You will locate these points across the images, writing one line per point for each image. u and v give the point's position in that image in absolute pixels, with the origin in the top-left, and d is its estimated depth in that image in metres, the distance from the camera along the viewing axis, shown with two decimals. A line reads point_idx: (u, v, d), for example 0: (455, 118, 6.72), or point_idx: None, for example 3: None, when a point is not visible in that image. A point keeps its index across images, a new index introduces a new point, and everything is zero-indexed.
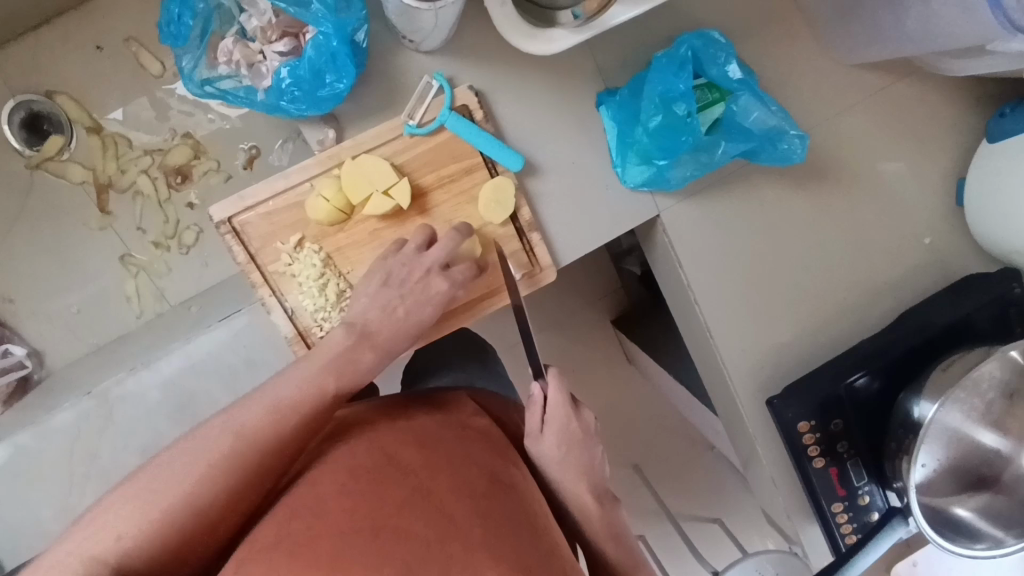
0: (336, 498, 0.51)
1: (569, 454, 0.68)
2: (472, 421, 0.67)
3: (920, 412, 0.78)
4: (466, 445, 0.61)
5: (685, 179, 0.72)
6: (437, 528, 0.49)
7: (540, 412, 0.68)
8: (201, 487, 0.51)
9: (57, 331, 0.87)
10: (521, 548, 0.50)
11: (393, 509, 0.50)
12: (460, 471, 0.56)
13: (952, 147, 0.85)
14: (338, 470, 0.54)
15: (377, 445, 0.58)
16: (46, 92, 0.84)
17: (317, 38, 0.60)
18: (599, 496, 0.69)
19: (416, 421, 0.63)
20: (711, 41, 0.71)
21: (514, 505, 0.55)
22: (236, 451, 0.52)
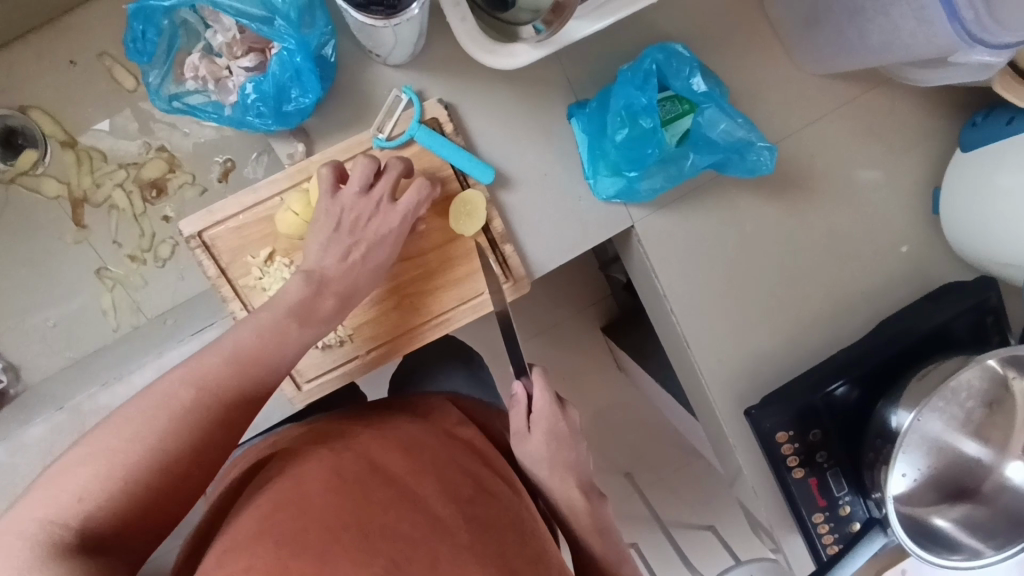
0: (323, 498, 0.53)
1: (557, 453, 0.68)
2: (455, 430, 0.70)
3: (897, 421, 0.77)
4: (450, 451, 0.64)
5: (655, 190, 0.72)
6: (424, 529, 0.52)
7: (524, 415, 0.68)
8: (165, 440, 0.50)
9: (32, 345, 0.87)
10: (504, 549, 0.54)
11: (382, 510, 0.53)
12: (446, 476, 0.59)
13: (927, 156, 0.85)
14: (328, 472, 0.57)
15: (365, 451, 0.61)
16: (20, 107, 0.85)
17: (281, 54, 0.60)
18: (587, 494, 0.69)
19: (403, 428, 0.67)
20: (675, 54, 0.71)
21: (497, 508, 0.59)
22: (199, 400, 0.53)
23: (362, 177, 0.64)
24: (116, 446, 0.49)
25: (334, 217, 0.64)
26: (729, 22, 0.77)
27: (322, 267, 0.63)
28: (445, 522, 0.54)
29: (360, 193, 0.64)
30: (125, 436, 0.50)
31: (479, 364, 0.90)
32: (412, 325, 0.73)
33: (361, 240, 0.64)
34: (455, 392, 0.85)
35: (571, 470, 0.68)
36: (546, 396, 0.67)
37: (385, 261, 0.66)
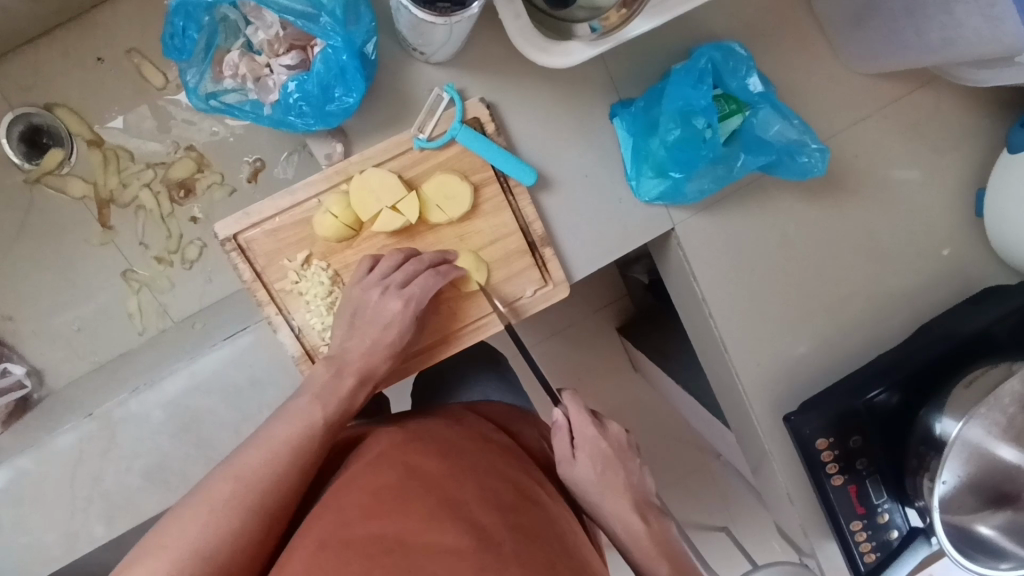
0: (363, 522, 0.48)
1: (609, 484, 0.66)
2: (493, 436, 0.66)
3: (943, 430, 0.76)
4: (490, 457, 0.60)
5: (702, 192, 0.71)
6: (468, 539, 0.47)
7: (568, 438, 0.67)
8: (209, 535, 0.51)
9: (57, 349, 0.85)
10: (553, 559, 0.49)
11: (422, 522, 0.48)
12: (486, 480, 0.55)
13: (970, 157, 0.83)
14: (363, 490, 0.52)
15: (400, 458, 0.56)
16: (45, 105, 0.83)
17: (326, 51, 0.58)
18: (644, 515, 0.66)
19: (437, 431, 0.62)
20: (731, 53, 0.69)
21: (542, 516, 0.54)
22: (244, 491, 0.53)
23: (406, 273, 0.65)
24: (166, 550, 0.50)
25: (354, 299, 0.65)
26: (775, 19, 0.75)
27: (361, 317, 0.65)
28: (488, 530, 0.49)
29: (397, 290, 0.64)
30: (178, 537, 0.50)
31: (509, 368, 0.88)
32: (447, 333, 0.71)
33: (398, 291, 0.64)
34: (485, 397, 0.83)
35: (640, 503, 0.67)
36: (583, 417, 0.67)
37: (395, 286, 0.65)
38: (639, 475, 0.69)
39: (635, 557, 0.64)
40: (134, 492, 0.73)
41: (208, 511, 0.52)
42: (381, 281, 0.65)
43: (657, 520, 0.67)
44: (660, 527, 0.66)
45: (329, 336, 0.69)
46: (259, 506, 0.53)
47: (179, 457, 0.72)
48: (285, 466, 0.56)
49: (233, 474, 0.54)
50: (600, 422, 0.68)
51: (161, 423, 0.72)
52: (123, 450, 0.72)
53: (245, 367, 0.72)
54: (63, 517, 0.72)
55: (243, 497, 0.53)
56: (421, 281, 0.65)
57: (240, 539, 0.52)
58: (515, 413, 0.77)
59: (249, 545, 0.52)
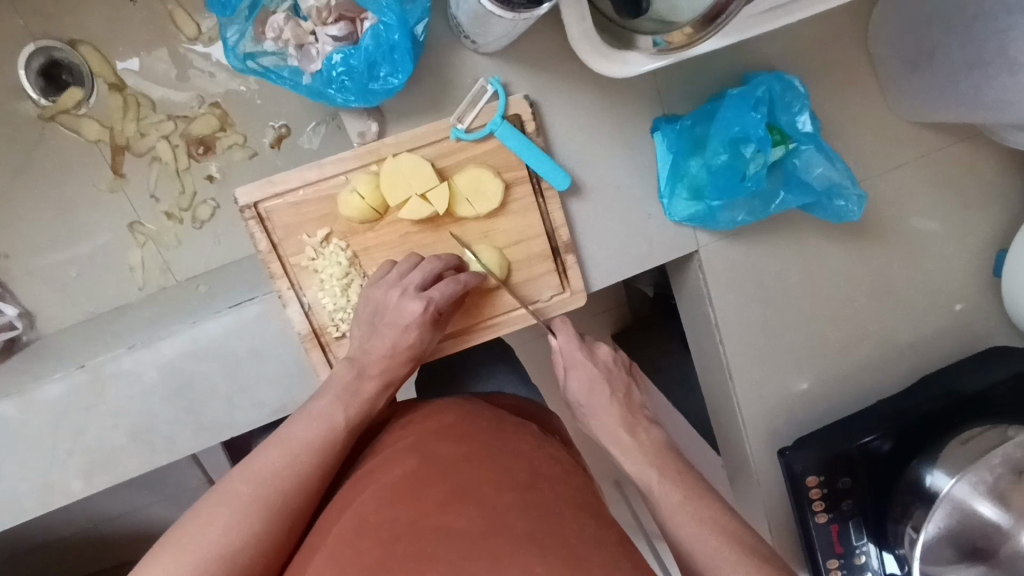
0: (381, 514, 0.48)
1: (599, 402, 0.67)
2: (505, 415, 0.65)
3: (932, 482, 0.77)
4: (503, 433, 0.59)
5: (735, 221, 0.70)
6: (480, 527, 0.45)
7: (562, 363, 0.69)
8: (231, 535, 0.49)
9: (53, 292, 0.82)
10: (569, 527, 0.47)
11: (434, 513, 0.47)
12: (499, 460, 0.53)
13: (997, 216, 0.83)
14: (379, 484, 0.52)
15: (416, 445, 0.56)
16: (69, 41, 0.79)
17: (377, 27, 0.56)
18: (634, 429, 0.66)
19: (452, 412, 0.62)
20: (790, 87, 0.67)
21: (559, 492, 0.52)
22: (262, 489, 0.52)
23: (423, 274, 0.63)
24: (189, 549, 0.48)
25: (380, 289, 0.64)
26: (830, 54, 0.74)
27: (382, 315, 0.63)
28: (499, 513, 0.47)
29: (414, 292, 0.62)
30: (201, 534, 0.49)
31: (514, 368, 0.86)
32: (461, 327, 0.70)
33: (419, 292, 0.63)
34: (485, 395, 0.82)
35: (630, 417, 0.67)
36: (572, 343, 0.68)
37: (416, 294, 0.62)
38: (636, 395, 0.69)
39: (630, 470, 0.63)
40: (117, 450, 0.71)
41: (231, 508, 0.51)
42: (399, 281, 0.63)
43: (652, 434, 0.66)
44: (652, 437, 0.66)
45: (339, 318, 0.68)
46: (279, 508, 0.52)
47: (169, 419, 0.71)
48: (304, 462, 0.55)
49: (254, 474, 0.53)
50: (590, 346, 0.69)
51: (154, 384, 0.70)
52: (113, 406, 0.70)
53: (249, 338, 0.70)
54: (43, 467, 0.70)
55: (264, 498, 0.52)
56: (442, 287, 0.63)
57: (261, 542, 0.51)
58: (531, 406, 0.76)
59: (270, 547, 0.51)
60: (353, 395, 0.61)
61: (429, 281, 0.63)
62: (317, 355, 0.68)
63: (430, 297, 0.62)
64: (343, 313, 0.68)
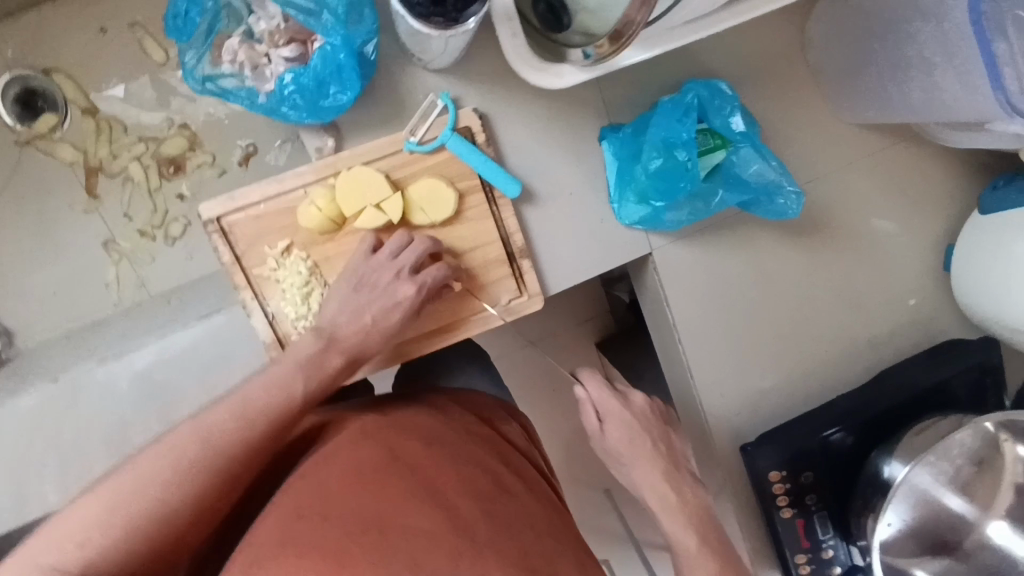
0: (344, 503, 0.50)
1: (638, 452, 0.70)
2: (465, 409, 0.68)
3: (890, 472, 0.79)
4: (468, 440, 0.61)
5: (680, 221, 0.73)
6: (445, 526, 0.49)
7: (594, 414, 0.72)
8: (167, 496, 0.52)
9: (30, 311, 0.85)
10: (525, 549, 0.50)
11: (401, 507, 0.50)
12: (463, 463, 0.57)
13: (945, 213, 0.86)
14: (341, 464, 0.54)
15: (380, 437, 0.58)
16: (44, 69, 0.83)
17: (325, 48, 0.59)
18: (679, 488, 0.69)
19: (417, 411, 0.64)
20: (718, 91, 0.71)
21: (518, 502, 0.55)
22: (204, 457, 0.54)
23: (412, 258, 0.67)
24: (124, 506, 0.50)
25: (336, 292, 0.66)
26: (770, 62, 0.77)
27: (341, 325, 0.65)
28: (463, 516, 0.51)
29: (408, 275, 0.66)
30: (136, 493, 0.51)
31: (481, 371, 0.88)
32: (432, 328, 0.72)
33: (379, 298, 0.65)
34: None
35: (670, 468, 0.70)
36: (604, 391, 0.71)
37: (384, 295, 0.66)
38: (669, 445, 0.72)
39: (665, 525, 0.67)
40: (90, 458, 0.72)
41: (171, 473, 0.52)
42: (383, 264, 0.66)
43: (694, 490, 0.69)
44: (697, 498, 0.69)
45: (302, 326, 0.70)
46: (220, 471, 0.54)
47: (140, 429, 0.73)
48: (254, 433, 0.56)
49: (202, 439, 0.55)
50: (623, 395, 0.73)
51: (125, 393, 0.73)
52: (85, 416, 0.72)
53: (216, 346, 0.73)
54: (18, 477, 0.72)
55: (208, 461, 0.54)
56: (433, 271, 0.67)
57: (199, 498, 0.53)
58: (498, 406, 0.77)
59: (204, 501, 0.54)
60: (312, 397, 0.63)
61: (417, 266, 0.67)
62: None
63: (423, 278, 0.66)
64: (305, 321, 0.70)
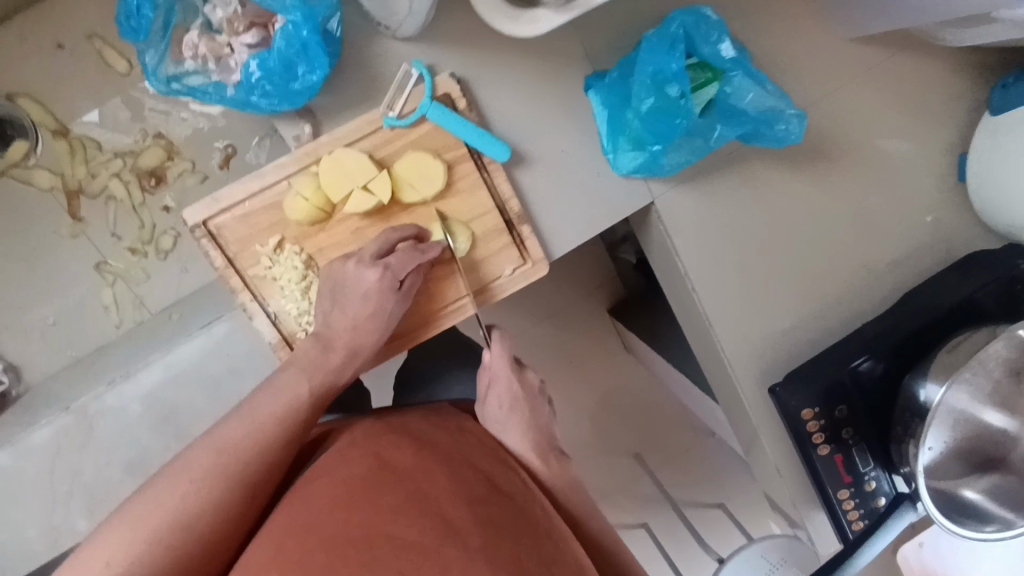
0: (328, 514, 0.47)
1: (516, 421, 0.65)
2: (467, 425, 0.63)
3: (926, 395, 0.76)
4: (463, 448, 0.58)
5: (679, 164, 0.69)
6: (434, 533, 0.45)
7: (484, 376, 0.67)
8: (188, 504, 0.50)
9: (34, 345, 0.84)
10: (523, 552, 0.45)
11: (388, 515, 0.46)
12: (458, 473, 0.52)
13: (953, 120, 0.82)
14: (331, 480, 0.51)
15: (372, 448, 0.55)
16: (7, 95, 0.81)
17: (286, 28, 0.56)
18: (543, 455, 0.64)
19: (411, 422, 0.61)
20: (704, 18, 0.67)
21: (518, 509, 0.51)
22: (222, 462, 0.53)
23: (379, 244, 0.64)
24: (143, 520, 0.48)
25: (333, 283, 0.64)
26: None
27: (348, 317, 0.63)
28: (456, 523, 0.46)
29: (370, 260, 0.63)
30: (155, 503, 0.50)
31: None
32: (410, 326, 0.70)
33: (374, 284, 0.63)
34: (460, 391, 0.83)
35: (544, 447, 0.65)
36: (504, 358, 0.66)
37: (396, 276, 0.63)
38: (544, 423, 0.67)
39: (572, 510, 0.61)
40: (114, 485, 0.72)
41: (191, 479, 0.51)
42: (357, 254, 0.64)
43: (560, 463, 0.64)
44: (563, 471, 0.64)
45: (306, 322, 0.68)
46: (206, 494, 0.51)
47: (159, 450, 0.72)
48: (268, 437, 0.55)
49: (177, 468, 0.52)
50: (520, 369, 0.67)
51: (139, 416, 0.72)
52: (102, 444, 0.71)
53: (224, 357, 0.72)
54: (46, 512, 0.72)
55: (189, 485, 0.51)
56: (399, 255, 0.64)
57: (194, 522, 0.50)
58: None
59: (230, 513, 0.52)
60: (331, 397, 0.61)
61: (381, 253, 0.64)
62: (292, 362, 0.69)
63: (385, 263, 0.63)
64: (309, 316, 0.68)
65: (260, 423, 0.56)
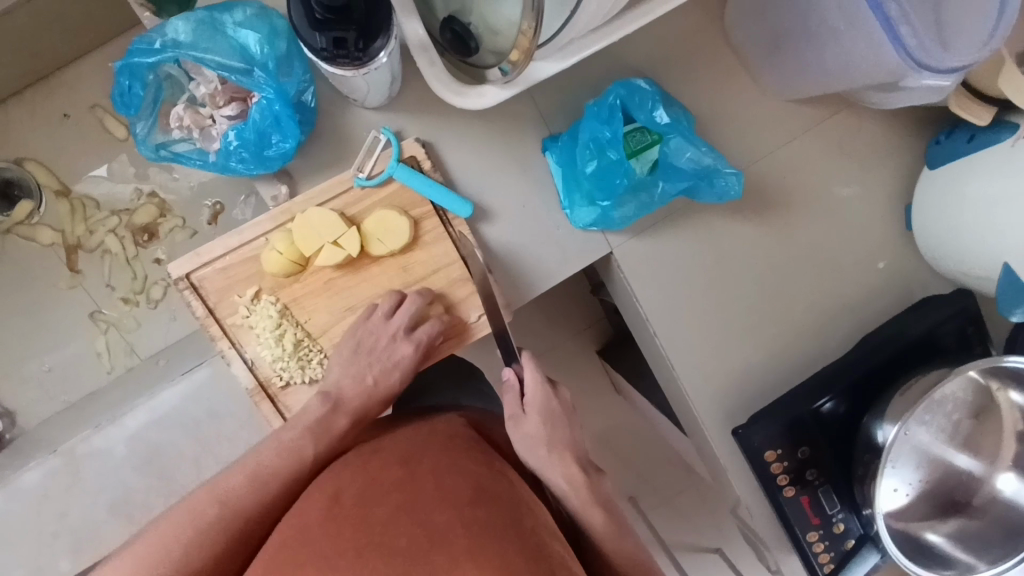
0: (320, 528, 0.48)
1: (561, 437, 0.65)
2: (461, 429, 0.64)
3: (883, 435, 0.78)
4: (455, 450, 0.58)
5: (629, 218, 0.74)
6: (421, 537, 0.45)
7: (517, 397, 0.67)
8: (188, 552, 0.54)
9: (30, 393, 0.89)
10: (514, 544, 0.46)
11: (376, 525, 0.47)
12: (447, 476, 0.53)
13: (898, 172, 0.87)
14: (324, 498, 0.52)
15: (364, 465, 0.56)
16: (16, 160, 0.88)
17: (261, 102, 0.63)
18: (587, 469, 0.65)
19: (406, 434, 0.62)
20: (637, 89, 0.73)
21: (509, 505, 0.51)
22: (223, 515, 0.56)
23: (408, 317, 0.71)
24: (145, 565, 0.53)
25: None
26: (696, 53, 0.80)
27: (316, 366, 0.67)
28: (443, 526, 0.47)
29: (404, 334, 0.70)
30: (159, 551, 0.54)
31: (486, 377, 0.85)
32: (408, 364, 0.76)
33: (378, 359, 0.70)
34: None
35: (583, 460, 0.66)
36: (537, 378, 0.67)
37: (394, 353, 0.70)
38: (579, 438, 0.68)
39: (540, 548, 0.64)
40: (101, 525, 0.75)
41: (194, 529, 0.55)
42: (387, 323, 0.71)
43: (598, 477, 0.65)
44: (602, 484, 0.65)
45: (280, 368, 0.72)
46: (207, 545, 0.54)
47: (143, 491, 0.76)
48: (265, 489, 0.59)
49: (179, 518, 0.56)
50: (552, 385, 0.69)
51: (124, 457, 0.76)
52: (89, 484, 0.75)
53: (205, 401, 0.77)
54: (31, 554, 0.75)
55: (193, 535, 0.55)
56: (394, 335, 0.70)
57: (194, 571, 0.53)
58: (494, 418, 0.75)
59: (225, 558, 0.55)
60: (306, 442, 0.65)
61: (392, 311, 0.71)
62: (267, 406, 0.73)
63: (417, 338, 0.71)
64: (283, 362, 0.72)
65: (258, 473, 0.59)
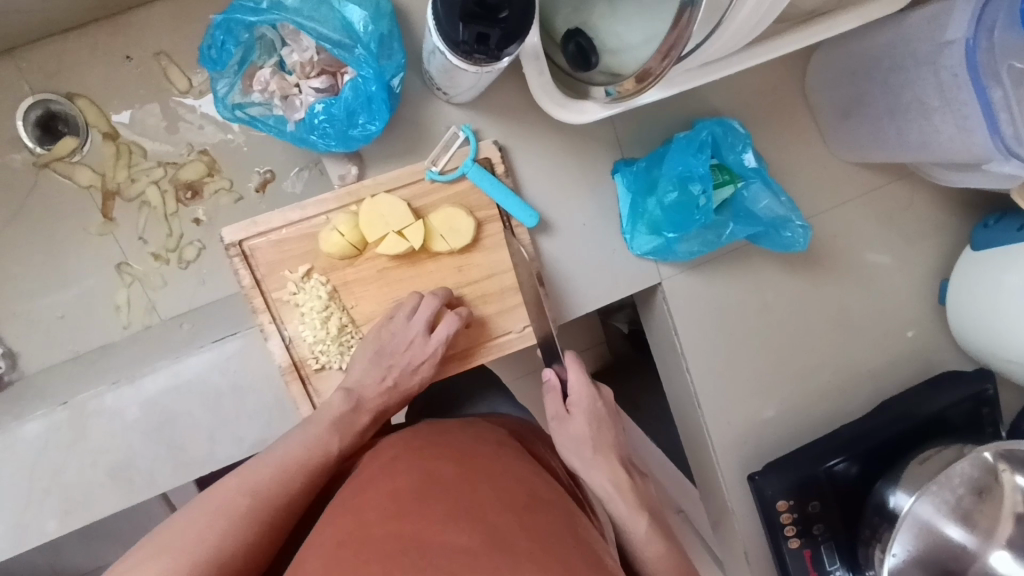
0: (379, 522, 0.48)
1: (606, 438, 0.68)
2: (507, 440, 0.64)
3: (895, 503, 0.78)
4: (504, 460, 0.59)
5: (691, 253, 0.75)
6: (484, 540, 0.46)
7: (560, 398, 0.69)
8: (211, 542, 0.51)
9: (39, 335, 0.86)
10: (571, 558, 0.46)
11: (439, 523, 0.47)
12: (501, 485, 0.53)
13: (940, 249, 0.90)
14: (380, 492, 0.53)
15: (416, 462, 0.56)
16: (66, 94, 0.84)
17: (356, 80, 0.61)
18: (629, 470, 0.68)
19: (453, 435, 0.62)
20: (731, 129, 0.74)
21: (559, 519, 0.51)
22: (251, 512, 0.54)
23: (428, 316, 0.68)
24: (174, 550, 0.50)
25: None
26: (775, 103, 0.80)
27: None
28: (504, 532, 0.47)
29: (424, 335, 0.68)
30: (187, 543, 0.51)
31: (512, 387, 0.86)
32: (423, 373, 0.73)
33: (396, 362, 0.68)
34: None
35: (626, 461, 0.68)
36: (582, 378, 0.69)
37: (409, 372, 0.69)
38: (623, 441, 0.70)
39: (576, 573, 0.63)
40: (95, 487, 0.72)
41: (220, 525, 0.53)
42: (407, 323, 0.68)
43: (643, 482, 0.68)
44: (643, 487, 0.68)
45: (319, 351, 0.70)
46: (231, 537, 0.52)
47: (149, 456, 0.73)
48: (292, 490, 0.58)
49: (212, 507, 0.53)
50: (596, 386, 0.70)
51: (135, 420, 0.72)
52: (93, 443, 0.72)
53: (231, 373, 0.73)
54: (19, 505, 0.71)
55: (226, 525, 0.52)
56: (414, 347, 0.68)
57: (220, 566, 0.50)
58: (530, 429, 0.74)
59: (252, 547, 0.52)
60: (343, 434, 0.63)
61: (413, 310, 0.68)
62: (296, 388, 0.70)
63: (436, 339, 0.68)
64: (323, 346, 0.70)
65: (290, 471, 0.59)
